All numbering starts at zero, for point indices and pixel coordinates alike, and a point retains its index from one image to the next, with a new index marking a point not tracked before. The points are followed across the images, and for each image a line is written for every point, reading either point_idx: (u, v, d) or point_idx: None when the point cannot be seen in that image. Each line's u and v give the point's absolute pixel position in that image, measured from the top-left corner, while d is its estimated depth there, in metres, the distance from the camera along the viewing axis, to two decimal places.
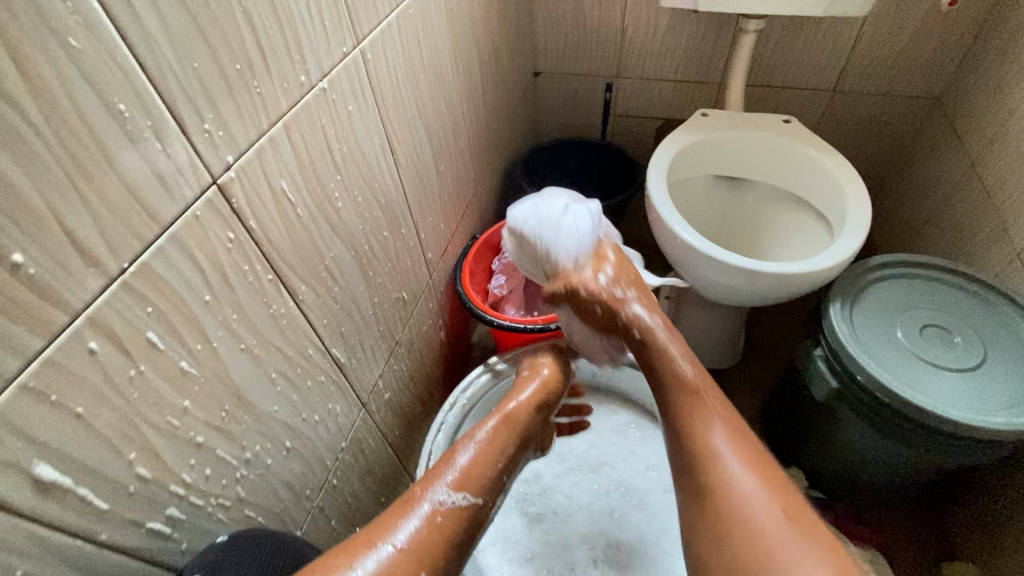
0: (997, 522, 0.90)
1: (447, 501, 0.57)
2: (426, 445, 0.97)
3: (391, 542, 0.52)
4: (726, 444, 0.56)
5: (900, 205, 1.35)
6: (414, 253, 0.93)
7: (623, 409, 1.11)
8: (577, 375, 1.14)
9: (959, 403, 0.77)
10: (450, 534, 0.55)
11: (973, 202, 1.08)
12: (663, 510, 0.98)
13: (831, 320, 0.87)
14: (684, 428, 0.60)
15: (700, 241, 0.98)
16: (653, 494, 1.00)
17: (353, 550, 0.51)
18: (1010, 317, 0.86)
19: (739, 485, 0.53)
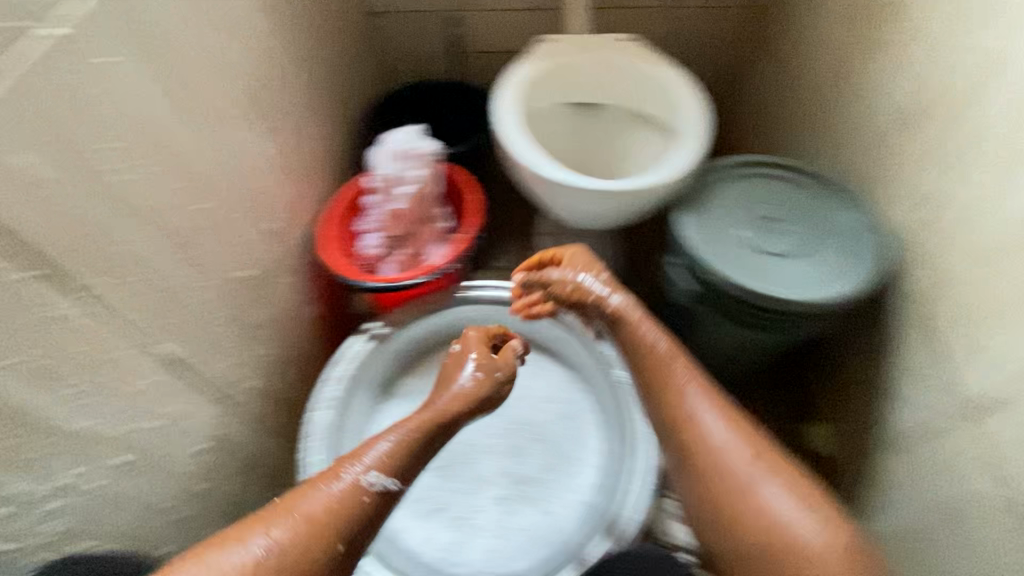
0: (836, 384, 1.02)
1: (374, 483, 0.58)
2: (309, 424, 0.92)
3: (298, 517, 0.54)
4: (725, 432, 0.69)
5: (745, 115, 1.42)
6: (254, 227, 0.85)
7: None
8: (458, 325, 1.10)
9: (790, 286, 0.84)
10: (359, 515, 0.56)
11: (802, 103, 1.15)
12: (563, 438, 1.01)
13: (680, 226, 0.91)
14: (663, 408, 0.73)
15: (553, 169, 0.97)
16: (549, 425, 1.02)
17: (266, 532, 0.52)
18: (828, 201, 0.94)
19: (718, 443, 0.69)
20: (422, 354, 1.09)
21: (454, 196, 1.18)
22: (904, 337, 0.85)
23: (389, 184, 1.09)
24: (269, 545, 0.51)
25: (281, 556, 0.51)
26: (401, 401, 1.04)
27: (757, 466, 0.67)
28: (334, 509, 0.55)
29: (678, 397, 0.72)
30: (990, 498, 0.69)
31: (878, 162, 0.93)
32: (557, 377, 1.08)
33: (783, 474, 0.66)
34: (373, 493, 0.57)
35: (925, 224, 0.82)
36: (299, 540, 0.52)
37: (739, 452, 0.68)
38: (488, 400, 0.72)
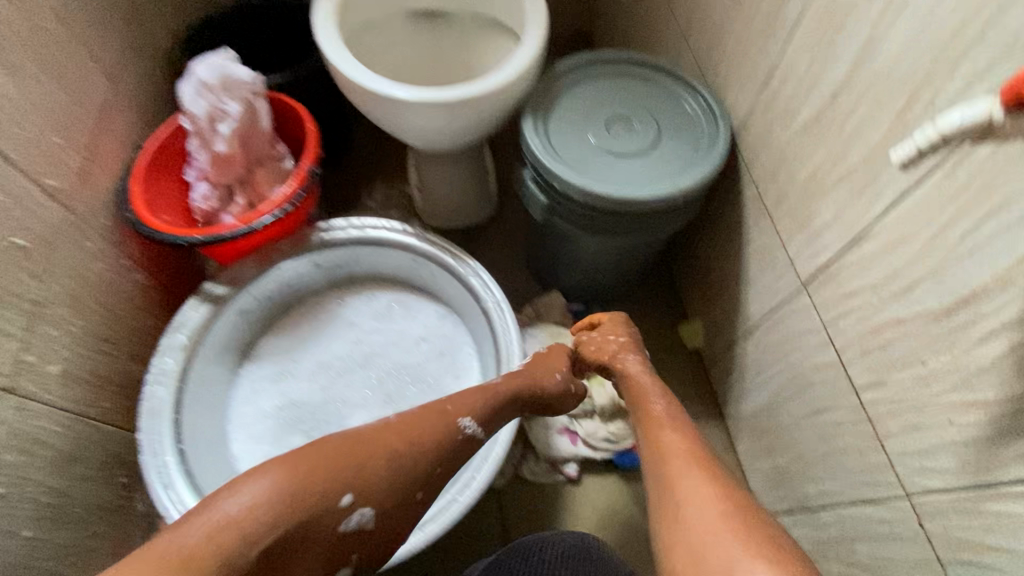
0: (699, 282, 1.03)
1: (470, 425, 0.67)
2: (144, 404, 0.79)
3: (371, 430, 0.61)
4: (686, 452, 0.56)
5: (607, 18, 1.35)
6: (13, 184, 0.70)
7: (382, 292, 1.03)
8: (319, 274, 1.00)
9: (638, 184, 0.81)
10: (415, 452, 0.61)
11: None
12: (442, 374, 0.97)
13: (526, 136, 0.85)
14: (654, 447, 0.59)
15: (383, 84, 0.86)
16: (426, 364, 0.98)
17: (345, 458, 0.56)
18: (677, 92, 0.90)
19: (691, 483, 0.51)
20: (283, 312, 1.01)
21: (296, 128, 1.03)
22: (746, 223, 0.84)
23: (207, 125, 0.93)
24: (313, 474, 0.54)
25: (358, 484, 0.56)
26: (263, 364, 0.97)
27: (695, 518, 0.48)
28: (391, 452, 0.60)
29: (643, 396, 0.68)
30: (826, 363, 0.71)
31: (713, 44, 0.88)
32: (431, 314, 1.02)
33: (725, 488, 0.50)
34: (463, 435, 0.66)
35: (752, 102, 0.80)
36: (367, 475, 0.57)
37: (716, 508, 0.48)
38: (545, 394, 0.76)
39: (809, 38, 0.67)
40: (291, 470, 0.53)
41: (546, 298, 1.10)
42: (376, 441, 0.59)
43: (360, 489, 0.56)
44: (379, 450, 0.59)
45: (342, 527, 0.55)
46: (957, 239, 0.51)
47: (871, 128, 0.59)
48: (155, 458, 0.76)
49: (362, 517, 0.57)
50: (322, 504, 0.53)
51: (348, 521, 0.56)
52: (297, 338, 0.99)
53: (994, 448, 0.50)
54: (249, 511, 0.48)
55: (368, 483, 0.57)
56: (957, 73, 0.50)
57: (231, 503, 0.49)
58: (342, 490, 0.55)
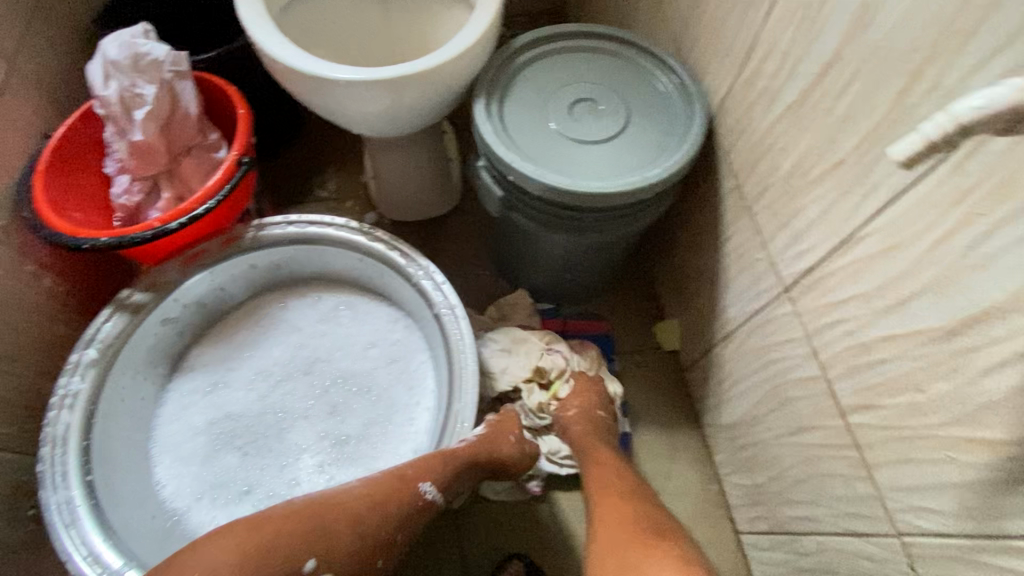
0: (675, 279, 0.95)
1: (428, 491, 0.67)
2: (46, 430, 0.71)
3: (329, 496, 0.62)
4: (617, 490, 0.67)
5: None
6: None
7: (329, 294, 0.94)
8: (257, 274, 0.91)
9: (601, 176, 0.73)
10: (367, 519, 0.62)
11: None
12: (393, 383, 0.88)
13: (477, 121, 0.75)
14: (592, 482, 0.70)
15: (314, 63, 0.76)
16: (376, 372, 0.89)
17: (313, 523, 0.59)
18: (648, 70, 0.81)
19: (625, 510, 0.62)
20: (219, 317, 0.92)
21: (228, 112, 0.92)
22: (723, 218, 0.76)
23: (118, 111, 0.82)
24: (283, 538, 0.57)
25: (321, 550, 0.58)
26: (195, 375, 0.88)
27: (651, 562, 0.53)
28: (360, 518, 0.62)
29: (594, 438, 0.79)
30: (808, 378, 0.63)
31: (689, 15, 0.79)
32: (383, 316, 0.93)
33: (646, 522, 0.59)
34: (425, 500, 0.67)
35: (729, 82, 0.71)
36: (335, 546, 0.59)
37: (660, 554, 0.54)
38: (500, 458, 0.77)
39: (792, 8, 0.58)
40: (267, 530, 0.57)
41: (511, 298, 1.02)
42: (348, 505, 0.62)
43: (326, 558, 0.59)
44: (345, 515, 0.61)
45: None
46: (962, 249, 0.42)
47: (862, 114, 0.50)
48: (55, 493, 0.68)
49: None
50: (290, 567, 0.56)
51: None
52: (232, 345, 0.90)
53: (997, 496, 0.42)
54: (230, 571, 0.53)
55: (335, 549, 0.59)
56: (967, 48, 0.41)
57: (214, 554, 0.54)
58: (302, 558, 0.57)
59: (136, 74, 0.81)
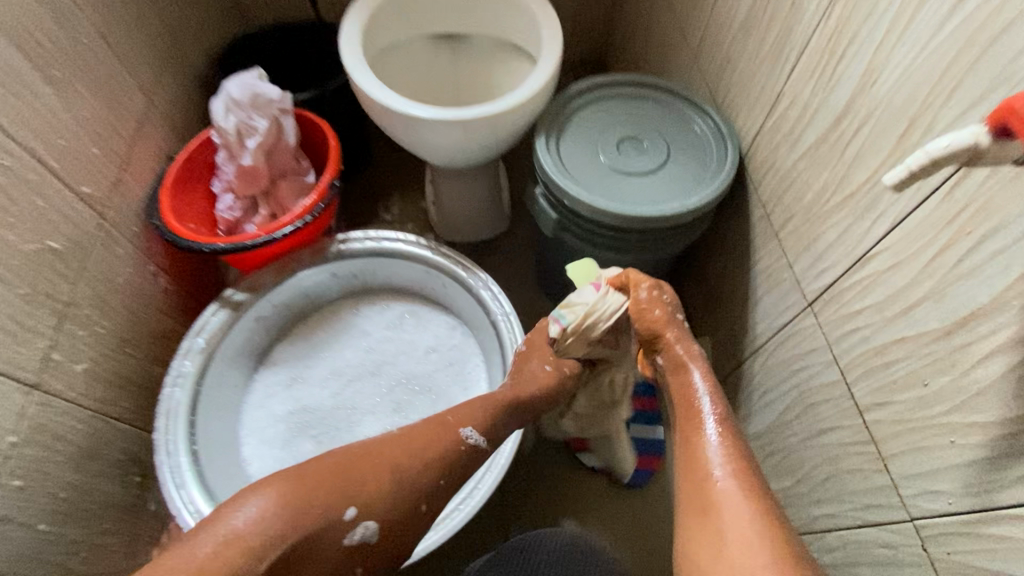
0: (707, 301, 1.04)
1: (469, 436, 0.65)
2: (162, 404, 0.83)
3: (375, 448, 0.59)
4: (731, 484, 0.53)
5: (624, 40, 1.38)
6: (51, 191, 0.75)
7: (395, 302, 1.06)
8: (336, 283, 1.04)
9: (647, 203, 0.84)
10: (411, 465, 0.60)
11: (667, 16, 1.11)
12: (450, 383, 0.99)
13: (537, 154, 0.88)
14: (691, 465, 0.57)
15: (401, 103, 0.90)
16: (434, 373, 1.00)
17: (354, 472, 0.56)
18: (686, 114, 0.93)
19: (733, 515, 0.50)
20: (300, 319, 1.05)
21: (320, 144, 1.08)
22: (753, 243, 0.86)
23: (234, 139, 0.98)
24: (325, 483, 0.54)
25: (364, 499, 0.55)
26: (278, 368, 1.00)
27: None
28: (398, 464, 0.59)
29: (690, 387, 0.64)
30: (830, 383, 0.71)
31: (723, 68, 0.91)
32: (442, 325, 1.04)
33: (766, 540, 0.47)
34: (467, 446, 0.64)
35: (758, 125, 0.82)
36: (378, 492, 0.57)
37: (744, 512, 0.50)
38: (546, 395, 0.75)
39: (811, 65, 0.69)
40: (307, 479, 0.53)
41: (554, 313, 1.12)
42: (384, 456, 0.59)
43: (369, 503, 0.56)
44: (387, 460, 0.59)
45: (344, 539, 0.54)
46: (954, 261, 0.52)
47: (871, 152, 0.61)
48: (169, 457, 0.80)
49: (366, 531, 0.55)
50: (335, 513, 0.53)
51: (350, 537, 0.54)
52: (311, 344, 1.02)
53: (992, 471, 0.50)
54: (273, 519, 0.49)
55: (380, 496, 0.57)
56: (951, 100, 0.51)
57: (248, 508, 0.49)
58: (347, 507, 0.54)
59: (253, 110, 0.97)
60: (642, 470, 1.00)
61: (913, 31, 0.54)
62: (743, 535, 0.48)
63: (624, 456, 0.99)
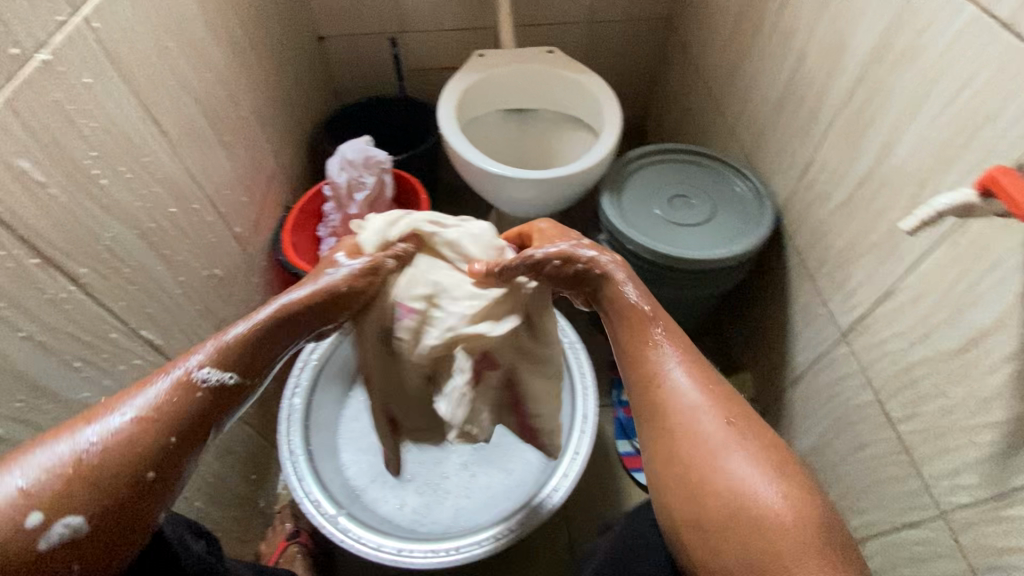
0: (749, 337, 1.17)
1: (206, 376, 0.51)
2: (283, 410, 0.98)
3: (119, 413, 0.48)
4: (693, 391, 0.59)
5: (662, 114, 1.59)
6: (217, 228, 0.92)
7: None
8: None
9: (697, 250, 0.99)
10: (165, 422, 0.49)
11: (704, 96, 1.31)
12: None
13: (604, 207, 1.05)
14: (649, 377, 0.61)
15: (489, 164, 1.09)
16: None
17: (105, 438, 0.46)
18: (728, 177, 1.10)
19: (705, 429, 0.57)
20: None
21: (410, 197, 1.27)
22: (790, 285, 1.00)
23: (345, 192, 1.17)
24: (98, 457, 0.45)
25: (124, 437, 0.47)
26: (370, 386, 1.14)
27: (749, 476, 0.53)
28: (149, 416, 0.48)
29: (646, 325, 0.62)
30: (866, 402, 0.83)
31: (758, 139, 1.08)
32: None
33: (746, 442, 0.56)
34: (207, 390, 0.51)
35: (791, 185, 0.98)
36: (136, 470, 0.46)
37: (704, 407, 0.58)
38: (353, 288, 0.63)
39: (837, 139, 0.86)
40: (82, 428, 0.46)
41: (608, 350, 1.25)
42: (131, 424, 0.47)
43: (112, 479, 0.45)
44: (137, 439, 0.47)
45: (41, 546, 0.42)
46: (963, 291, 0.65)
47: (891, 207, 0.76)
48: (290, 454, 0.94)
49: (69, 524, 0.43)
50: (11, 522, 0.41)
51: (46, 536, 0.42)
52: None
53: (1007, 461, 0.61)
54: (14, 528, 0.41)
55: (124, 483, 0.46)
56: (952, 168, 0.66)
57: (11, 479, 0.43)
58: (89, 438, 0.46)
59: (361, 169, 1.17)
60: None
61: (919, 117, 0.71)
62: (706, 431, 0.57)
63: None
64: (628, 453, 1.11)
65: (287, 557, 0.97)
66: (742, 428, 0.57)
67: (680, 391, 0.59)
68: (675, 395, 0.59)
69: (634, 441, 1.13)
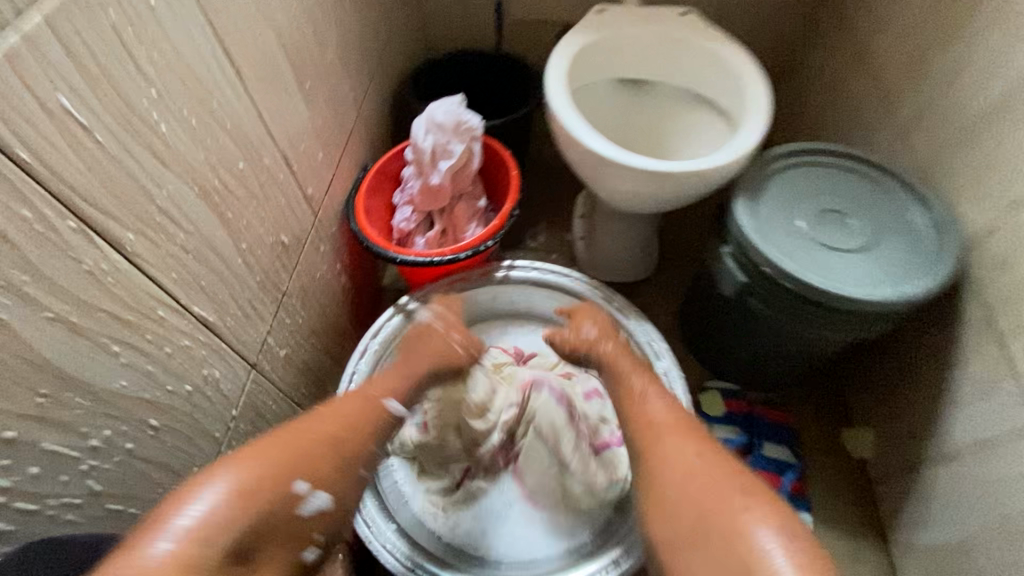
0: (879, 388, 0.97)
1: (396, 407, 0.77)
2: (338, 400, 0.90)
3: (343, 428, 0.68)
4: (661, 413, 0.74)
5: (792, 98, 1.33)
6: (288, 189, 0.81)
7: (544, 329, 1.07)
8: (495, 305, 1.06)
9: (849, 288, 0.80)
10: (349, 440, 0.68)
11: (859, 86, 1.07)
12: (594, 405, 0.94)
13: (737, 215, 0.86)
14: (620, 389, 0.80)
15: (602, 144, 0.90)
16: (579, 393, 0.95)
17: (229, 475, 0.56)
18: (895, 195, 0.89)
19: (676, 459, 0.66)
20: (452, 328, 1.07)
21: (499, 170, 1.12)
22: (959, 346, 0.80)
23: (429, 159, 1.04)
24: (236, 488, 0.56)
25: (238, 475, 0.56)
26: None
27: (745, 520, 0.57)
28: (361, 423, 0.71)
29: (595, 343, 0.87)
30: None
31: (947, 150, 0.86)
32: None
33: (767, 513, 0.58)
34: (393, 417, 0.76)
35: (993, 220, 0.77)
36: (271, 481, 0.58)
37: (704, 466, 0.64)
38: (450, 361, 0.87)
39: None
40: (241, 459, 0.59)
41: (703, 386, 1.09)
42: (245, 463, 0.58)
43: (248, 491, 0.56)
44: (252, 473, 0.58)
45: (304, 513, 0.61)
46: None
47: None
48: None
49: (319, 501, 0.62)
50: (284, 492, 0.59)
51: (308, 505, 0.61)
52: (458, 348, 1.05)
53: None
54: (205, 520, 0.52)
55: (253, 504, 0.56)
56: None
57: (214, 488, 0.54)
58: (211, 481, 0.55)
59: (449, 134, 1.03)
60: None
61: None
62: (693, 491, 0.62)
63: None
64: None
65: None
66: (754, 494, 0.60)
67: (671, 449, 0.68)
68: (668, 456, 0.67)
69: None
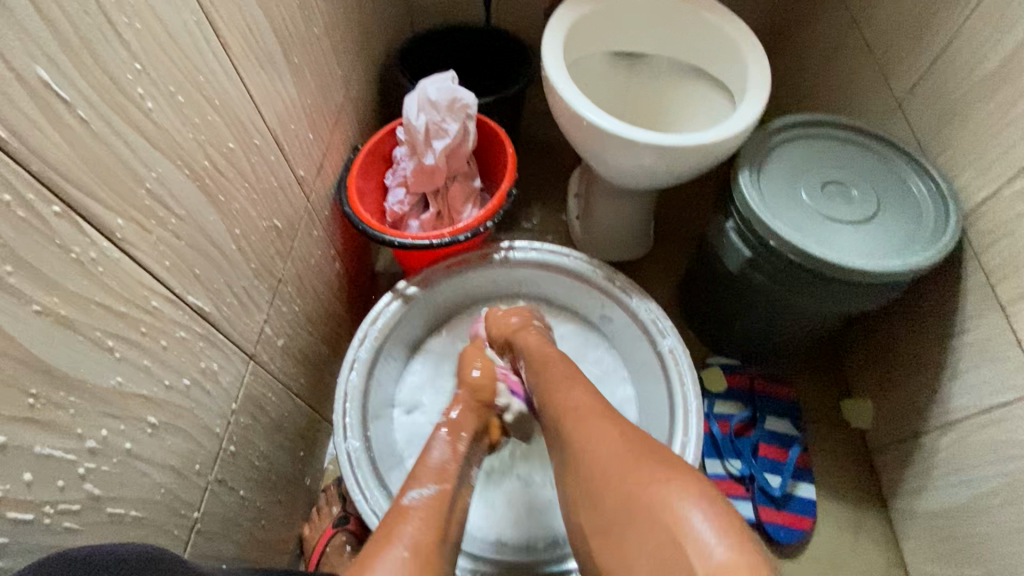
0: (883, 358, 0.97)
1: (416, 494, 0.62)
2: (339, 388, 0.86)
3: (399, 546, 0.55)
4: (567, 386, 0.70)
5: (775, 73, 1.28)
6: (279, 170, 0.77)
7: (567, 320, 1.06)
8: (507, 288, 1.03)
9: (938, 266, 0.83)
10: (435, 517, 0.60)
11: (850, 56, 1.03)
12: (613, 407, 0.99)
13: (741, 188, 0.85)
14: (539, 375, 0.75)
15: (596, 113, 0.87)
16: (608, 389, 1.01)
17: (406, 537, 0.56)
18: (899, 168, 0.88)
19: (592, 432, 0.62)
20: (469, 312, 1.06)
21: (494, 149, 1.09)
22: (961, 310, 0.81)
23: (422, 138, 1.00)
24: (414, 548, 0.55)
25: (409, 568, 0.53)
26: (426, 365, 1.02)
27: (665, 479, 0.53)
28: (428, 514, 0.60)
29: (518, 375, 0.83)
30: None
31: (940, 122, 0.86)
32: (608, 358, 1.04)
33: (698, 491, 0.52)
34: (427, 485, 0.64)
35: (995, 187, 0.77)
36: (438, 539, 0.58)
37: (626, 460, 0.56)
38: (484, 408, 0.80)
39: None
40: None
41: (706, 369, 1.07)
42: (416, 538, 0.56)
43: (423, 546, 0.56)
44: (415, 553, 0.55)
45: None
46: None
47: None
48: (344, 441, 0.82)
49: None
50: None
51: None
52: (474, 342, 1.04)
53: None
54: None
55: (426, 570, 0.54)
56: None
57: None
58: (397, 552, 0.54)
59: (440, 113, 0.99)
60: (796, 529, 0.93)
61: None
62: (626, 465, 0.56)
63: (776, 511, 0.94)
64: (718, 477, 0.98)
65: (335, 547, 0.86)
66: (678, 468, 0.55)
67: (590, 431, 0.61)
68: (591, 441, 0.60)
69: (727, 463, 0.98)
